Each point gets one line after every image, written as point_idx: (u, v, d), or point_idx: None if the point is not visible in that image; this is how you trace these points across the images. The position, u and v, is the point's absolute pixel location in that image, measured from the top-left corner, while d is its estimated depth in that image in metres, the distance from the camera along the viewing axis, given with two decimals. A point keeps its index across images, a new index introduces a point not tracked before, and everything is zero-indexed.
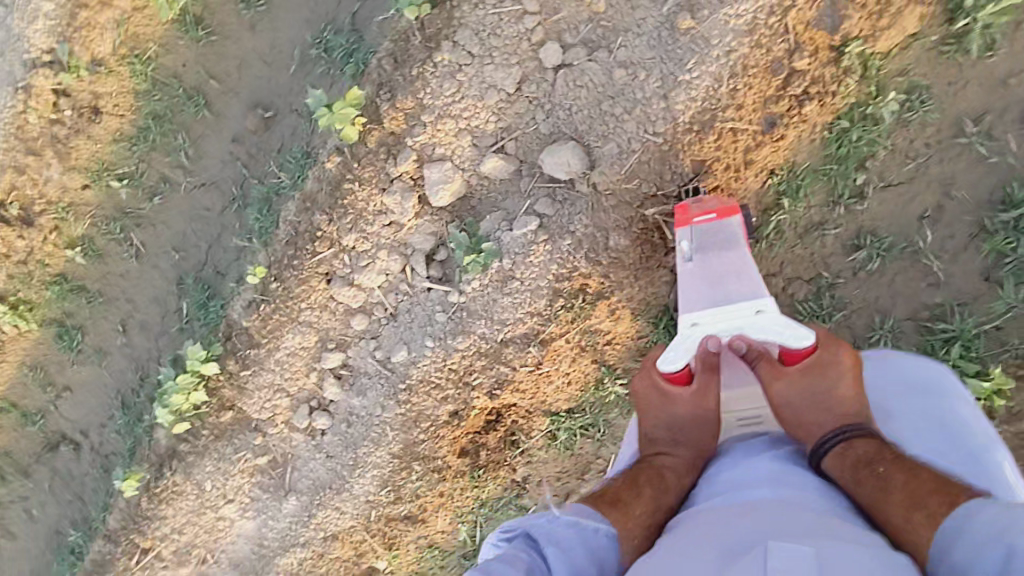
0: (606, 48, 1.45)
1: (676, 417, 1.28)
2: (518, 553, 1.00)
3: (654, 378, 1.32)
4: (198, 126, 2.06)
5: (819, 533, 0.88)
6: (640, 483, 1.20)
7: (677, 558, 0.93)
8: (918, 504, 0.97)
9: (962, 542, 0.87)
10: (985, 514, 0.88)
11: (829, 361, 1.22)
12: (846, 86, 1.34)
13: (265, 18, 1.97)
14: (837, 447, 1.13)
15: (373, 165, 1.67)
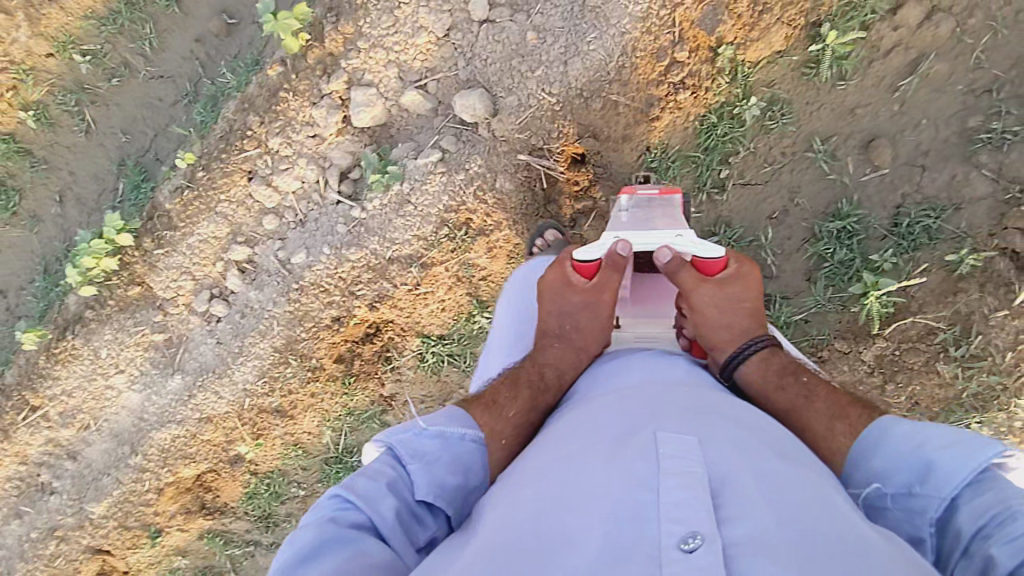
0: (526, 11, 1.60)
1: (572, 307, 1.28)
2: (382, 471, 0.93)
3: (564, 269, 1.30)
4: (166, 21, 2.19)
5: (698, 423, 0.89)
6: (520, 385, 1.18)
7: (565, 449, 0.91)
8: (840, 413, 1.07)
9: (882, 451, 0.97)
10: (899, 426, 0.98)
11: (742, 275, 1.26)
12: (718, 85, 1.53)
13: None
14: (757, 353, 1.20)
15: (307, 80, 1.81)
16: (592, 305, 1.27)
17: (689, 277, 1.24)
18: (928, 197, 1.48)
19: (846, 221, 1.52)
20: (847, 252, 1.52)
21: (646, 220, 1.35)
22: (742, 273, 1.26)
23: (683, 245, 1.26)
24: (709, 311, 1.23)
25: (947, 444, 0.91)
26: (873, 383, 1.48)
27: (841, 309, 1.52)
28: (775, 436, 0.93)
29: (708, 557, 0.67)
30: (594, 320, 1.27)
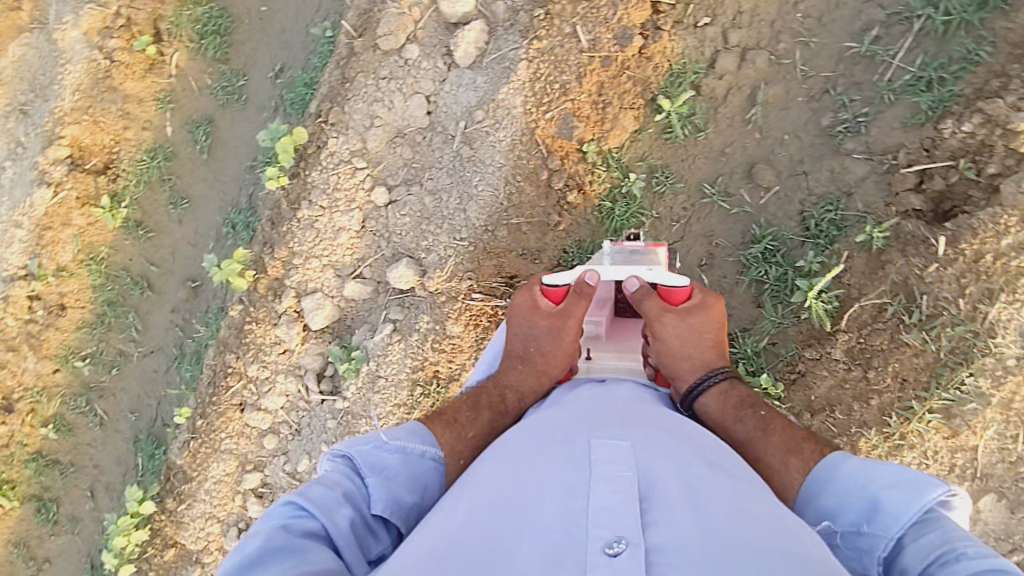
0: (418, 182, 1.83)
1: (536, 331, 1.37)
2: (340, 484, 1.04)
3: (532, 294, 1.40)
4: (144, 305, 2.33)
5: (633, 434, 1.02)
6: (480, 407, 1.31)
7: (512, 460, 1.03)
8: (794, 447, 1.14)
9: (836, 490, 1.04)
10: (848, 464, 1.06)
11: (703, 305, 1.34)
12: (597, 177, 1.70)
13: (189, 213, 2.30)
14: (716, 386, 1.27)
15: (264, 306, 2.01)
16: (556, 331, 1.36)
17: (653, 304, 1.31)
18: (821, 196, 1.57)
19: (764, 242, 1.58)
20: (778, 268, 1.56)
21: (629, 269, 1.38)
22: (707, 302, 1.34)
23: (653, 277, 1.34)
24: (672, 341, 1.30)
25: (893, 484, 0.97)
26: (853, 374, 1.46)
27: (797, 320, 1.54)
28: (704, 449, 1.05)
29: (630, 559, 0.78)
30: (557, 346, 1.36)
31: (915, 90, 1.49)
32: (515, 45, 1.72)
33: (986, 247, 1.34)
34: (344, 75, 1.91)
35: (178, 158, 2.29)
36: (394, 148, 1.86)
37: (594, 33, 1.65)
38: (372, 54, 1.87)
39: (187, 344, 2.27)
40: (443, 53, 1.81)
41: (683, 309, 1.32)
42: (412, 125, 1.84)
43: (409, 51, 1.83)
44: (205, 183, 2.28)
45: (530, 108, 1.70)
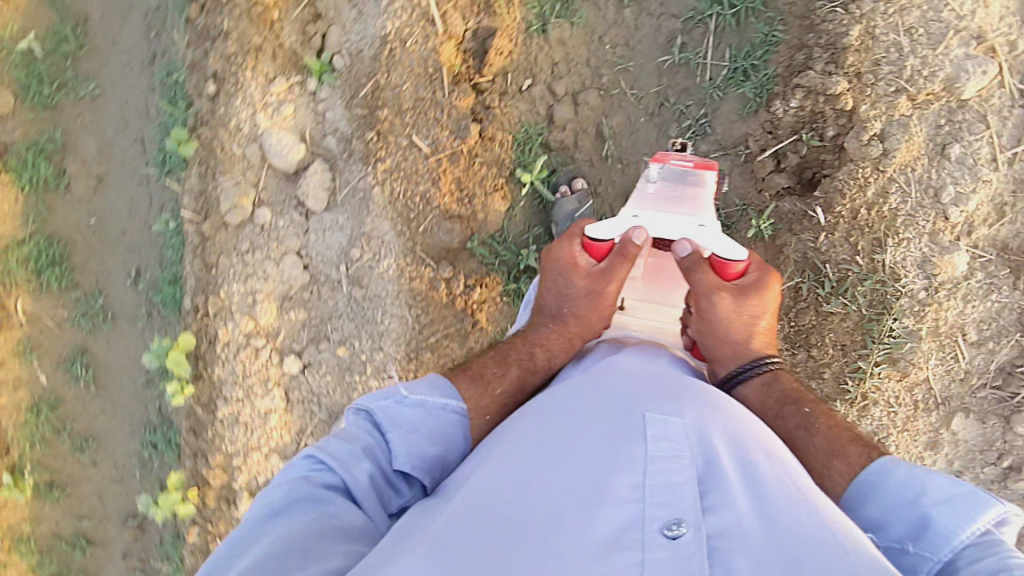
0: (324, 337, 1.76)
1: (572, 290, 1.33)
2: (360, 441, 1.04)
3: (573, 248, 1.33)
4: (93, 562, 2.14)
5: (682, 400, 1.03)
6: (509, 363, 1.27)
7: (556, 421, 1.02)
8: (838, 451, 1.12)
9: (885, 494, 1.03)
10: (897, 471, 1.05)
11: (755, 285, 1.27)
12: (492, 268, 1.69)
13: (100, 452, 2.12)
14: (752, 380, 1.26)
15: (222, 517, 1.88)
16: (592, 292, 1.31)
17: (705, 280, 1.23)
18: None
19: None
20: None
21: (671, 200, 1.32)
22: (754, 278, 1.28)
23: (703, 237, 1.25)
24: (716, 325, 1.26)
25: (946, 502, 0.97)
26: (799, 358, 1.50)
27: None
28: (732, 408, 1.07)
29: (692, 541, 0.79)
30: (592, 308, 1.31)
31: (736, 82, 1.56)
32: (362, 174, 1.67)
33: (859, 203, 1.42)
34: (204, 261, 1.80)
35: (65, 402, 2.11)
36: (285, 313, 1.77)
37: (432, 137, 1.63)
38: (224, 233, 1.78)
39: None
40: (295, 205, 1.75)
41: (735, 288, 1.25)
42: (293, 286, 1.76)
43: (261, 216, 1.75)
44: (105, 414, 2.11)
45: (403, 231, 1.65)
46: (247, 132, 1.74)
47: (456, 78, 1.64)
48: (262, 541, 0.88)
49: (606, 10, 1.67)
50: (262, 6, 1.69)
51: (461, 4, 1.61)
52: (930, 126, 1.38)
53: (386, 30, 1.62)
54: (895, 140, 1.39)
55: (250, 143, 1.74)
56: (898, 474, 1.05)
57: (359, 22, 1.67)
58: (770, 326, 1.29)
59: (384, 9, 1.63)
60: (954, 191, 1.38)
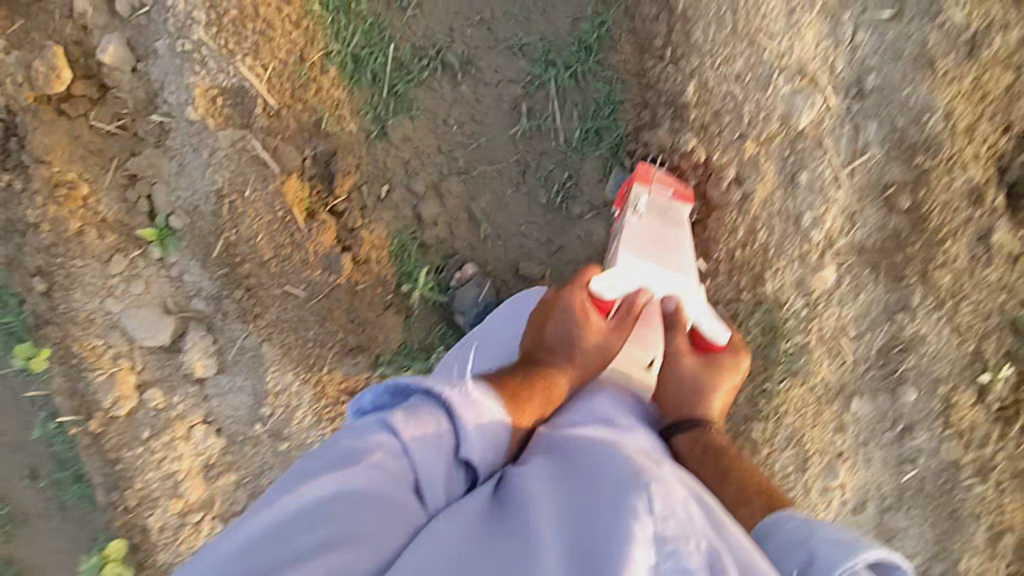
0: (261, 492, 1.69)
1: (586, 334, 1.27)
2: (438, 428, 0.92)
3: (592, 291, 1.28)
4: None
5: (676, 476, 0.98)
6: (532, 392, 1.15)
7: (564, 484, 0.93)
8: (742, 501, 1.13)
9: (778, 537, 0.99)
10: (793, 518, 1.02)
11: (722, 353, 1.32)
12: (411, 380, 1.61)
13: None
14: (689, 433, 1.25)
15: None
16: (606, 344, 1.29)
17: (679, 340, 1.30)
18: (588, 260, 1.61)
19: None
20: None
21: (661, 239, 1.34)
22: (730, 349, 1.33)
23: (687, 302, 1.31)
24: (678, 380, 1.29)
25: (830, 538, 0.93)
26: None
27: None
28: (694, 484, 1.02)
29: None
30: (600, 353, 1.29)
31: (592, 143, 1.56)
32: (245, 333, 1.59)
33: (732, 243, 1.49)
34: (103, 457, 1.67)
35: None
36: (212, 480, 1.69)
37: (306, 281, 1.54)
38: (117, 425, 1.65)
39: None
40: (183, 377, 1.64)
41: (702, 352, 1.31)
42: (211, 454, 1.68)
43: (150, 399, 1.63)
44: None
45: (307, 377, 1.59)
46: (102, 320, 1.58)
47: (311, 212, 1.53)
48: (329, 508, 0.82)
49: (442, 91, 1.58)
50: (66, 186, 1.49)
51: (290, 136, 1.50)
52: (777, 160, 1.45)
53: (217, 185, 1.49)
54: (751, 181, 1.45)
55: (110, 329, 1.59)
56: (793, 522, 1.02)
57: (184, 175, 1.52)
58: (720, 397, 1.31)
59: (208, 160, 1.49)
60: (811, 215, 1.47)
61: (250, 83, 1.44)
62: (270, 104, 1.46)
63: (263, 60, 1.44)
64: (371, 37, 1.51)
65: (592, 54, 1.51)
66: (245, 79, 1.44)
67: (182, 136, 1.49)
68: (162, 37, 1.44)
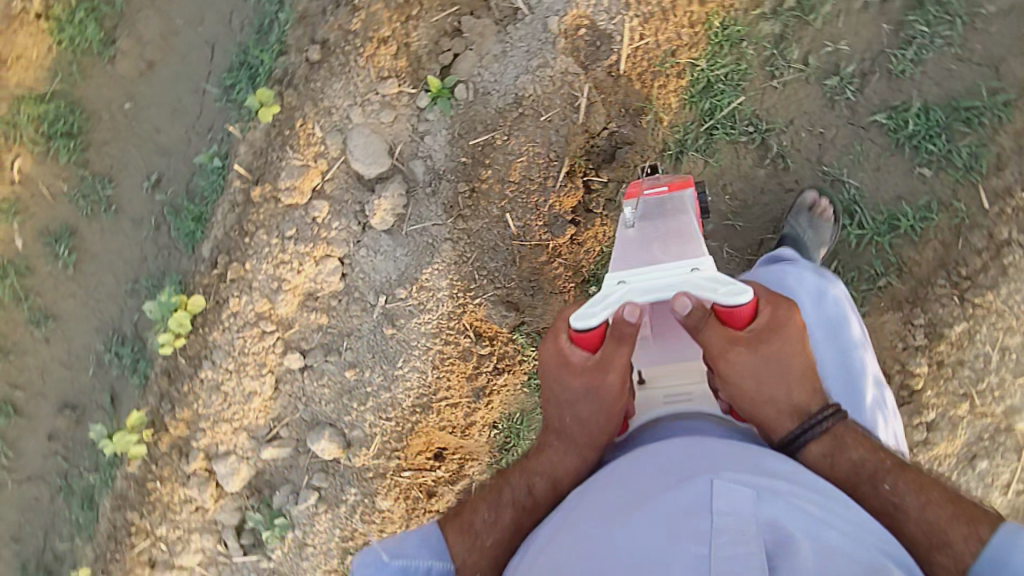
0: (336, 350, 1.67)
1: (571, 395, 1.02)
2: None
3: (560, 341, 1.00)
4: (13, 431, 1.94)
5: (735, 452, 0.90)
6: (502, 505, 1.03)
7: (612, 484, 0.90)
8: (940, 540, 0.89)
9: (993, 567, 0.86)
10: (1021, 557, 0.85)
11: (772, 327, 0.97)
12: (526, 358, 1.62)
13: (57, 332, 1.91)
14: (818, 439, 0.97)
15: (169, 464, 1.76)
16: (596, 394, 1.00)
17: (718, 336, 0.96)
18: None
19: None
20: None
21: (653, 241, 1.05)
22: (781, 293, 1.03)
23: (697, 287, 0.94)
24: (752, 397, 0.99)
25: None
26: None
27: None
28: (795, 464, 0.93)
29: None
30: (600, 411, 1.01)
31: None
32: (440, 221, 1.55)
33: None
34: (240, 223, 1.65)
35: (35, 273, 1.89)
36: (307, 309, 1.66)
37: (523, 222, 1.51)
38: (273, 207, 1.62)
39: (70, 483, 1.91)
40: (357, 216, 1.60)
41: (751, 335, 0.96)
42: (324, 289, 1.64)
43: (316, 209, 1.59)
44: (76, 299, 1.90)
45: (457, 295, 1.56)
46: (335, 119, 1.55)
47: (572, 170, 1.49)
48: None
49: (745, 161, 1.53)
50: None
51: (612, 101, 1.47)
52: (973, 434, 1.46)
53: (522, 93, 1.46)
54: (940, 434, 1.46)
55: (334, 131, 1.56)
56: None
57: (500, 62, 1.48)
58: (812, 363, 1.00)
59: (531, 65, 1.45)
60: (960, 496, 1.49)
61: (621, 40, 1.43)
62: (618, 67, 1.45)
63: (646, 30, 1.43)
64: (728, 79, 1.47)
65: (891, 234, 1.46)
66: (619, 33, 1.43)
67: (528, 32, 1.46)
68: None
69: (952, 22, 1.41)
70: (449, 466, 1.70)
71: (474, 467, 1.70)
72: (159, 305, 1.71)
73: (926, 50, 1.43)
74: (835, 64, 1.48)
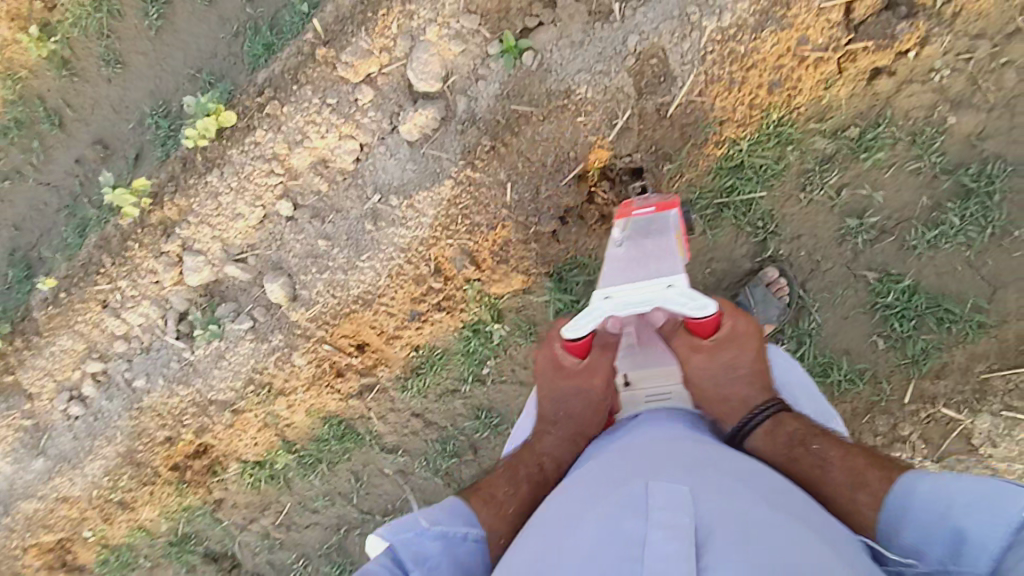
0: (322, 218, 1.83)
1: (565, 394, 1.35)
2: None
3: (554, 351, 1.38)
4: (52, 140, 2.13)
5: (688, 468, 0.98)
6: (520, 480, 1.24)
7: (576, 504, 0.97)
8: (859, 481, 1.07)
9: (912, 521, 0.97)
10: (920, 489, 0.99)
11: (731, 337, 1.31)
12: (468, 308, 1.75)
13: (119, 79, 2.08)
14: (761, 424, 1.22)
15: (151, 235, 1.94)
16: (583, 390, 1.33)
17: (685, 343, 1.31)
18: None
19: None
20: None
21: (639, 260, 1.28)
22: (735, 335, 1.31)
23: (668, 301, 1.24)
24: (709, 392, 1.28)
25: (973, 506, 0.91)
26: None
27: None
28: (755, 480, 0.99)
29: None
30: (584, 405, 1.33)
31: None
32: (454, 158, 1.65)
33: None
34: (297, 71, 1.78)
35: (124, 20, 2.05)
36: (316, 172, 1.81)
37: (519, 196, 1.62)
38: (328, 71, 1.73)
39: (77, 208, 2.11)
40: (392, 117, 1.72)
41: (712, 343, 1.29)
42: (338, 162, 1.79)
43: (362, 93, 1.71)
44: (146, 60, 2.06)
45: (435, 225, 1.69)
46: (413, 27, 1.65)
47: (584, 175, 1.59)
48: None
49: (739, 249, 1.56)
50: None
51: (647, 135, 1.53)
52: None
53: (574, 87, 1.53)
54: None
55: (406, 36, 1.66)
56: (922, 492, 0.99)
57: (573, 49, 1.54)
58: (758, 371, 1.31)
59: (595, 67, 1.51)
60: None
61: (681, 87, 1.47)
62: (667, 109, 1.50)
63: (707, 90, 1.46)
64: (762, 171, 1.49)
65: (821, 379, 1.50)
66: (682, 81, 1.47)
67: (609, 37, 1.51)
68: None
69: (983, 228, 1.40)
70: (366, 356, 1.88)
71: (383, 371, 1.89)
72: (195, 104, 1.84)
73: (944, 239, 1.43)
74: (861, 209, 1.48)
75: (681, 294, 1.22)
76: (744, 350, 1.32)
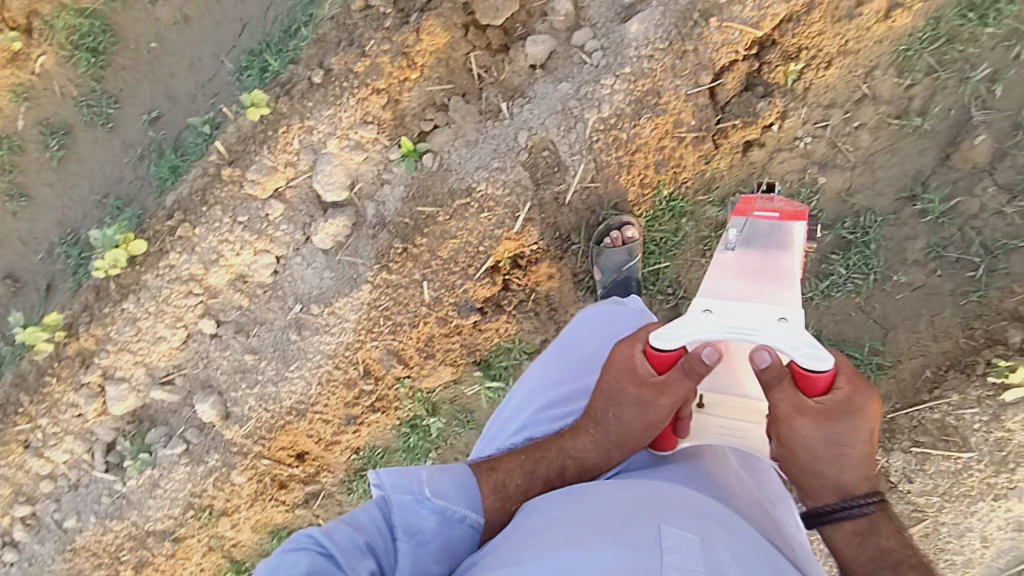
0: (245, 332, 1.82)
1: (623, 394, 1.10)
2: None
3: (635, 354, 1.09)
4: None
5: (689, 510, 0.91)
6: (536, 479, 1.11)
7: (564, 527, 0.88)
8: None
9: None
10: None
11: (846, 410, 1.00)
12: (402, 405, 1.76)
13: (24, 212, 2.04)
14: (850, 521, 1.05)
15: (68, 368, 1.89)
16: (646, 404, 1.07)
17: (786, 406, 1.00)
18: None
19: None
20: None
21: (756, 275, 1.12)
22: (851, 404, 1.00)
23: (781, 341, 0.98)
24: (803, 458, 1.04)
25: None
26: None
27: None
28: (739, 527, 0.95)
29: None
30: (637, 419, 1.09)
31: None
32: (368, 263, 1.68)
33: None
34: (204, 192, 1.79)
35: (24, 153, 2.03)
36: (235, 287, 1.81)
37: (437, 292, 1.64)
38: (235, 190, 1.75)
39: None
40: (304, 227, 1.75)
41: (822, 410, 0.99)
42: (255, 275, 1.79)
43: (271, 208, 1.74)
44: (52, 190, 2.04)
45: (358, 330, 1.70)
46: (314, 142, 1.69)
47: (496, 266, 1.63)
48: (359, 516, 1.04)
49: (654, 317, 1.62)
50: (408, 62, 1.61)
51: (549, 223, 1.59)
52: None
53: (475, 186, 1.58)
54: None
55: (308, 150, 1.69)
56: None
57: (469, 149, 1.61)
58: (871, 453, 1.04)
59: (492, 164, 1.58)
60: None
61: (574, 176, 1.54)
62: (564, 197, 1.57)
63: (598, 177, 1.54)
64: (659, 245, 1.58)
65: None
66: (574, 171, 1.54)
67: (502, 134, 1.59)
68: (577, 78, 1.53)
69: (866, 276, 1.50)
70: (305, 465, 1.85)
71: (327, 477, 1.86)
72: (101, 236, 1.83)
73: (836, 289, 1.52)
74: None
75: (802, 340, 0.97)
76: (862, 424, 1.01)
